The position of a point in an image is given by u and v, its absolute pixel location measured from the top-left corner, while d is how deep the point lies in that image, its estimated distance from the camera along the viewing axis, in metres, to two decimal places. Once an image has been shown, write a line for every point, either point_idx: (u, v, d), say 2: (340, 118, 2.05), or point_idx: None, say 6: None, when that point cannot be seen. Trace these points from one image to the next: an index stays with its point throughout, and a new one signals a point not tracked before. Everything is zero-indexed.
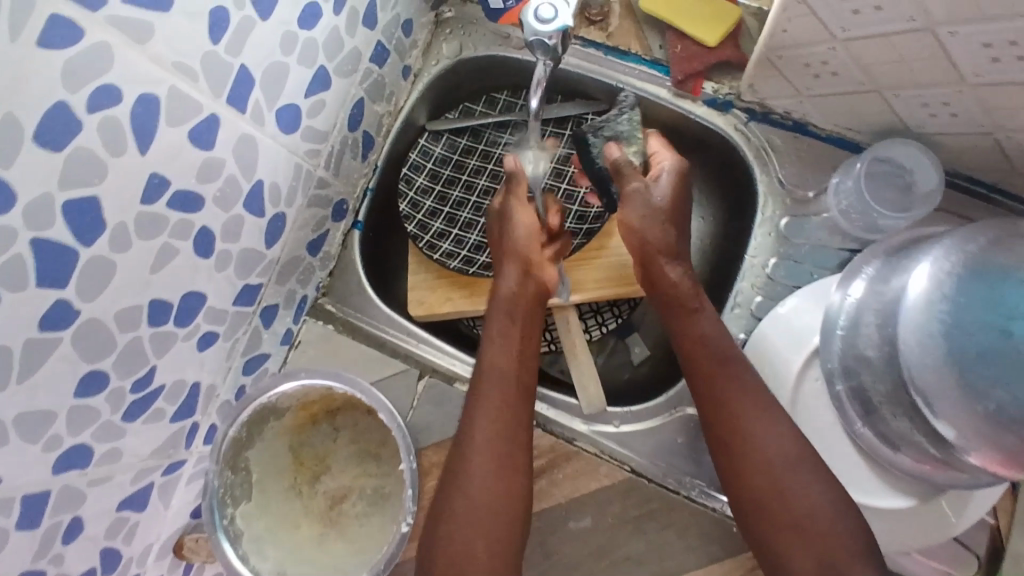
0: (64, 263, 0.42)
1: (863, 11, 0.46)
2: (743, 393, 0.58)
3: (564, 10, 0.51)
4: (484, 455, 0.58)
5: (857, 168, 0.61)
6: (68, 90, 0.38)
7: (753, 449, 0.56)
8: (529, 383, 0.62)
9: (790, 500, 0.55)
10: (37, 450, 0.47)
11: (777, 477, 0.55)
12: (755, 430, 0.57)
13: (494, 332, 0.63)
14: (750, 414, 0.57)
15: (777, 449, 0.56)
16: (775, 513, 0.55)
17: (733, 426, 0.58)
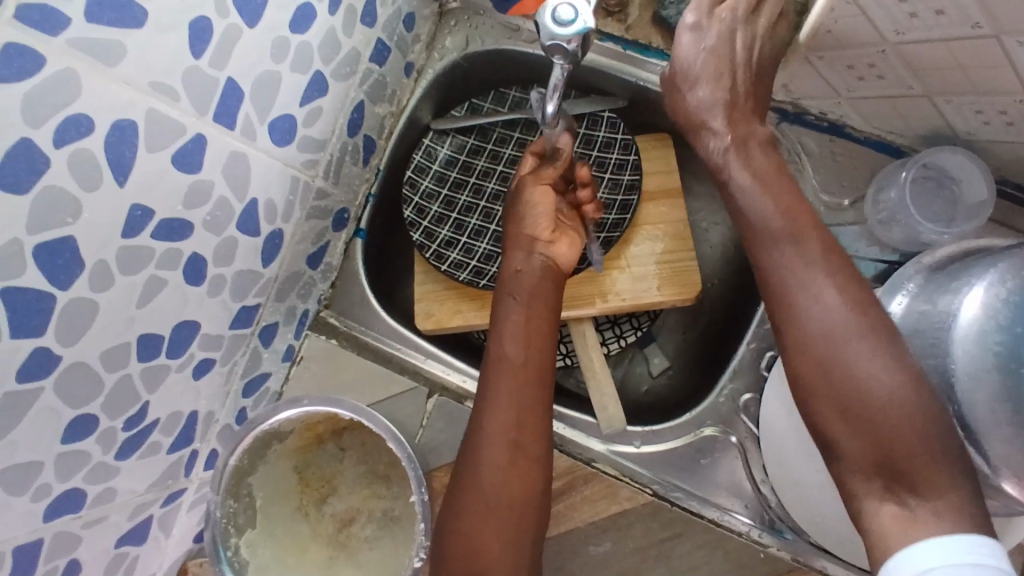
0: (39, 311, 0.39)
1: (921, 13, 0.44)
2: (805, 298, 0.44)
3: (586, 10, 0.46)
4: (492, 473, 0.53)
5: (901, 176, 0.59)
6: (29, 124, 0.34)
7: (800, 312, 0.44)
8: (544, 389, 0.56)
9: (840, 340, 0.43)
10: (24, 501, 0.44)
11: (817, 319, 0.44)
12: (804, 306, 0.44)
13: (505, 327, 0.58)
14: (796, 261, 0.46)
15: (851, 358, 0.42)
16: (819, 343, 0.43)
17: (783, 307, 0.45)
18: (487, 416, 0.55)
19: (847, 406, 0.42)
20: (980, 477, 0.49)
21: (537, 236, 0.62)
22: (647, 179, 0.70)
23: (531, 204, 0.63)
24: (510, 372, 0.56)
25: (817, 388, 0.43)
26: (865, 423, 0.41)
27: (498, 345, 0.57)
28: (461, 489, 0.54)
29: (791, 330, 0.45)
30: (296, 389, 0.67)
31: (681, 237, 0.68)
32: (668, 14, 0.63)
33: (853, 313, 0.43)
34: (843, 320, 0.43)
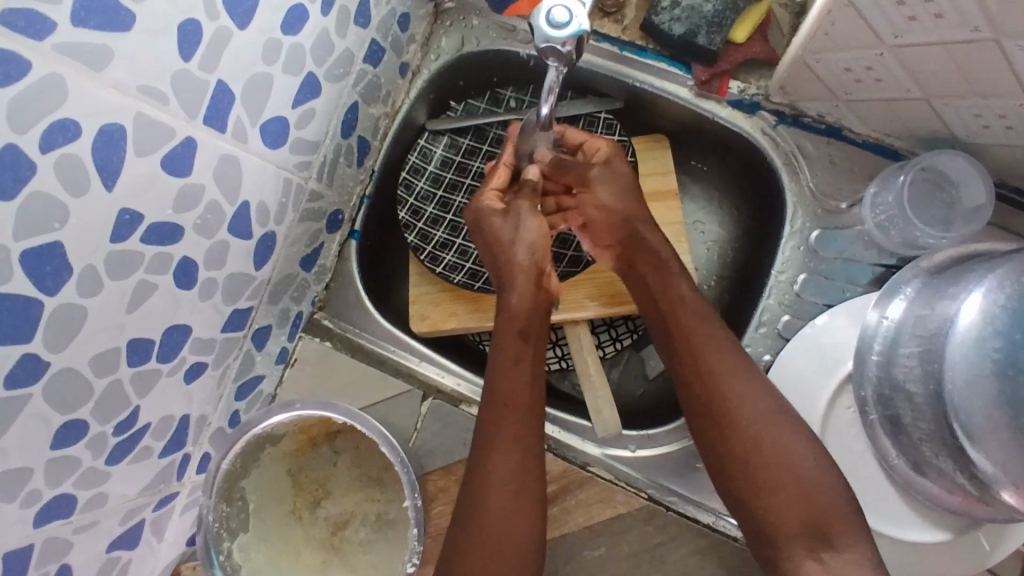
0: (26, 317, 0.38)
1: (920, 17, 0.44)
2: (748, 420, 0.53)
3: (580, 11, 0.46)
4: (495, 522, 0.50)
5: (900, 180, 0.59)
6: (15, 129, 0.34)
7: (738, 411, 0.54)
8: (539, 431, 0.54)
9: (763, 408, 0.54)
10: (14, 508, 0.43)
11: (757, 419, 0.53)
12: (738, 377, 0.55)
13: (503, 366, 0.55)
14: (740, 374, 0.55)
15: (783, 448, 0.52)
16: (755, 446, 0.53)
17: (714, 372, 0.55)
18: (492, 465, 0.51)
19: (781, 504, 0.51)
20: (976, 483, 0.49)
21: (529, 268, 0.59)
22: (643, 180, 0.68)
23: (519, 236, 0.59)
24: (514, 414, 0.53)
25: (733, 422, 0.54)
26: (799, 506, 0.51)
27: (494, 382, 0.55)
28: (462, 535, 0.50)
29: (732, 452, 0.53)
30: (289, 392, 0.67)
31: (678, 240, 0.67)
32: (660, 20, 0.62)
33: (792, 433, 0.53)
34: (773, 421, 0.53)
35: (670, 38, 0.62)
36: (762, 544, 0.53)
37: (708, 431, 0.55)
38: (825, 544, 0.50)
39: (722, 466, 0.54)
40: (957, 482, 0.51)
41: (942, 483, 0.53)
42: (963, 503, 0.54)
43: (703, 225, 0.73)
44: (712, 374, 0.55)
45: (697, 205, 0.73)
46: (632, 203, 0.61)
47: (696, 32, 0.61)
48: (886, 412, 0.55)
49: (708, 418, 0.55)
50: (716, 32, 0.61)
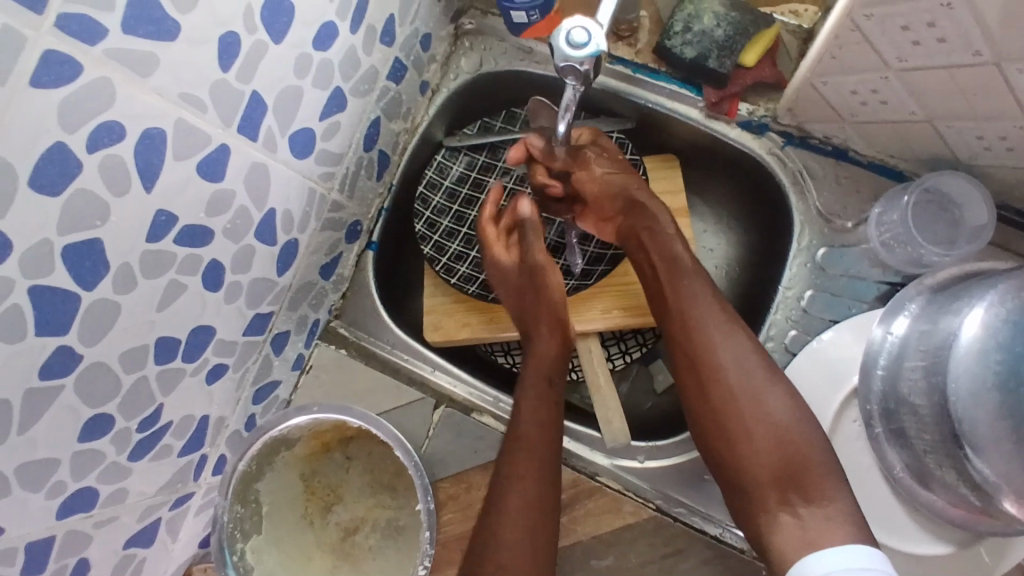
0: (64, 310, 0.40)
1: (924, 41, 0.46)
2: (726, 377, 0.56)
3: (598, 32, 0.48)
4: (511, 544, 0.53)
5: (905, 200, 0.60)
6: (64, 128, 0.36)
7: (721, 367, 0.56)
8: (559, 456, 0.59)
9: (744, 365, 0.56)
10: (40, 498, 0.45)
11: (737, 374, 0.56)
12: (721, 333, 0.57)
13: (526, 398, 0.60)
14: (723, 331, 0.57)
15: (757, 399, 0.55)
16: (734, 399, 0.56)
17: (696, 327, 0.58)
18: (509, 485, 0.56)
19: (753, 452, 0.55)
20: (980, 494, 0.50)
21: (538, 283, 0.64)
22: None
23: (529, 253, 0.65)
24: (531, 443, 0.58)
25: (715, 378, 0.57)
26: (769, 454, 0.54)
27: (518, 416, 0.59)
28: (478, 555, 0.53)
29: (709, 404, 0.57)
30: (305, 398, 0.68)
31: None
32: (672, 44, 0.65)
33: (770, 387, 0.55)
34: (752, 375, 0.56)
35: (682, 59, 0.65)
36: (734, 485, 0.56)
37: (690, 384, 0.58)
38: (801, 494, 0.53)
39: (702, 415, 0.57)
40: (962, 494, 0.52)
41: (946, 497, 0.54)
42: (967, 517, 0.55)
43: (711, 243, 0.75)
44: (695, 330, 0.58)
45: (706, 223, 0.75)
46: (628, 177, 0.66)
47: (707, 56, 0.64)
48: (891, 425, 0.56)
49: (693, 374, 0.58)
50: (726, 56, 0.63)
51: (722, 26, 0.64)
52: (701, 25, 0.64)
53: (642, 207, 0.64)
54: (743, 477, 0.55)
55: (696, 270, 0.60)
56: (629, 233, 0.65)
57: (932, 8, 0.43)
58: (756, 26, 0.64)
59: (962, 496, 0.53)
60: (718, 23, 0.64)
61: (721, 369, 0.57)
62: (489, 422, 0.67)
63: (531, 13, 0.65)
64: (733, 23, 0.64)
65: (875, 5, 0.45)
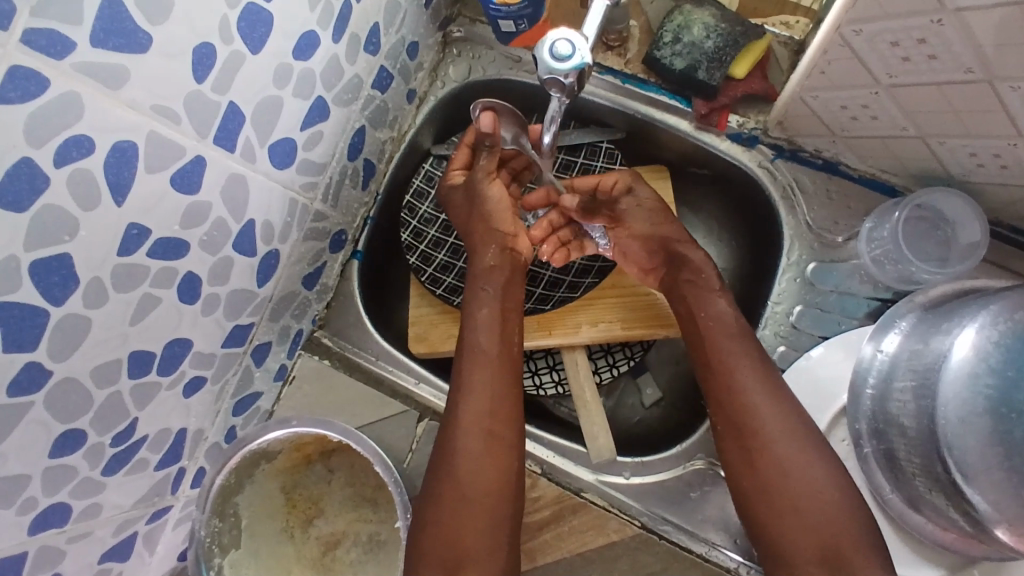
0: (31, 326, 0.39)
1: (914, 58, 0.45)
2: (775, 451, 0.54)
3: (583, 45, 0.47)
4: (468, 456, 0.56)
5: (895, 216, 0.60)
6: (30, 143, 0.35)
7: (769, 437, 0.55)
8: (515, 370, 0.60)
9: (793, 435, 0.55)
10: (9, 515, 0.44)
11: (784, 445, 0.54)
12: (770, 397, 0.56)
13: (479, 317, 0.61)
14: (771, 400, 0.56)
15: (805, 470, 0.53)
16: (782, 469, 0.54)
17: (744, 395, 0.56)
18: (462, 403, 0.57)
19: (799, 525, 0.53)
20: (969, 520, 0.49)
21: (504, 230, 0.66)
22: None
23: (494, 196, 0.65)
24: (484, 360, 0.59)
25: (761, 438, 0.55)
26: (816, 527, 0.52)
27: (472, 333, 0.60)
28: (437, 472, 0.56)
29: (753, 466, 0.55)
30: (287, 409, 0.67)
31: None
32: (661, 55, 0.64)
33: (817, 461, 0.54)
34: (802, 447, 0.54)
35: (671, 70, 0.64)
36: (771, 556, 0.54)
37: (737, 457, 0.56)
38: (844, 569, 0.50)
39: (752, 487, 0.55)
40: (951, 519, 0.52)
41: (935, 520, 0.54)
42: (956, 540, 0.54)
43: None
44: (741, 398, 0.56)
45: (696, 236, 0.74)
46: (668, 226, 0.66)
47: (696, 67, 0.63)
48: (880, 445, 0.55)
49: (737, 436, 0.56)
50: (716, 68, 0.62)
51: (713, 35, 0.63)
52: (690, 36, 0.63)
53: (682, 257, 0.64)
54: (784, 552, 0.53)
55: (743, 332, 0.59)
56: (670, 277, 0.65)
57: (921, 25, 0.42)
58: (747, 38, 0.63)
59: (951, 520, 0.52)
60: (707, 34, 0.63)
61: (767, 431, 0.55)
62: None
63: (520, 22, 0.65)
64: (723, 33, 0.63)
65: (863, 22, 0.45)
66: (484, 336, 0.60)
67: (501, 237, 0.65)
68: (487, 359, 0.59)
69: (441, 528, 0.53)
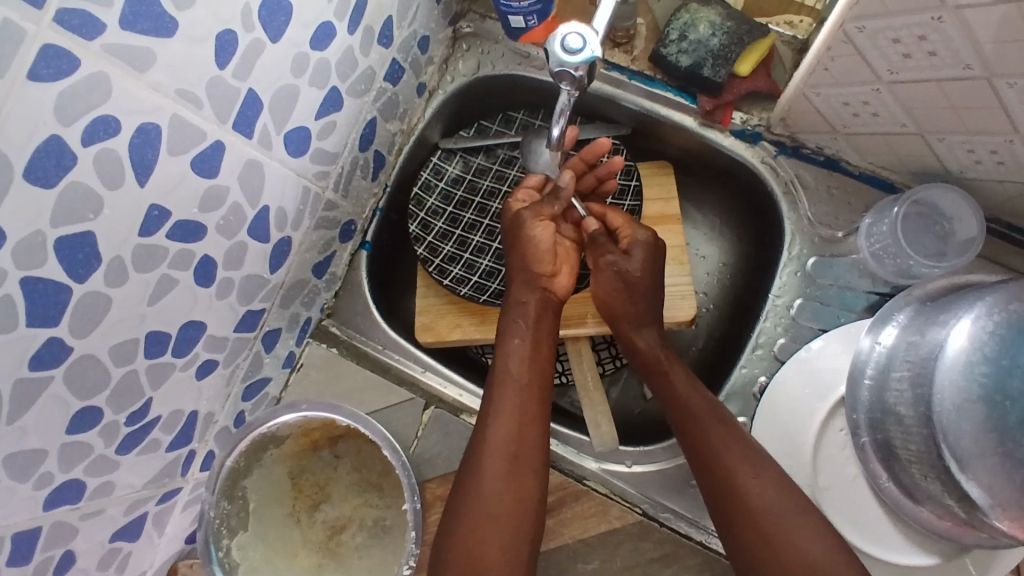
0: (55, 301, 0.40)
1: (915, 55, 0.47)
2: (756, 493, 0.54)
3: (593, 39, 0.48)
4: (494, 476, 0.56)
5: (894, 211, 0.61)
6: (59, 121, 0.36)
7: (744, 489, 0.54)
8: (546, 401, 0.60)
9: (770, 487, 0.54)
10: (27, 489, 0.45)
11: (757, 495, 0.54)
12: (743, 456, 0.55)
13: (511, 346, 0.61)
14: (749, 450, 0.56)
15: (785, 517, 0.52)
16: (770, 509, 0.53)
17: (728, 435, 0.56)
18: (491, 426, 0.58)
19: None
20: (964, 506, 0.51)
21: (542, 271, 0.64)
22: (646, 205, 0.71)
23: (539, 241, 0.63)
24: (515, 389, 0.59)
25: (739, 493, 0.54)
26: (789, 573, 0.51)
27: (503, 362, 0.61)
28: (464, 493, 0.56)
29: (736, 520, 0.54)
30: (294, 395, 0.68)
31: (678, 261, 0.69)
32: (667, 52, 0.65)
33: (807, 518, 0.52)
34: (790, 500, 0.53)
35: (677, 68, 0.65)
36: None
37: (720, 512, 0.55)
38: None
39: (722, 519, 0.55)
40: (947, 506, 0.53)
41: (932, 508, 0.55)
42: (952, 528, 0.56)
43: (703, 250, 0.75)
44: (716, 439, 0.56)
45: (699, 231, 0.75)
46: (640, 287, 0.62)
47: (701, 65, 0.64)
48: (877, 436, 0.56)
49: (716, 493, 0.55)
50: (721, 65, 0.64)
51: (718, 34, 0.65)
52: (696, 34, 0.65)
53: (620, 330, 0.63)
54: None
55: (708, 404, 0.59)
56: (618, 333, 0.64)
57: (923, 21, 0.43)
58: (752, 36, 0.64)
59: (947, 508, 0.53)
60: (713, 32, 0.65)
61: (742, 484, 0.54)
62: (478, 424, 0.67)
63: (529, 18, 0.66)
64: (729, 32, 0.64)
65: (866, 18, 0.46)
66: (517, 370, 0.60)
67: (539, 279, 0.64)
68: (519, 388, 0.59)
69: (463, 544, 0.54)
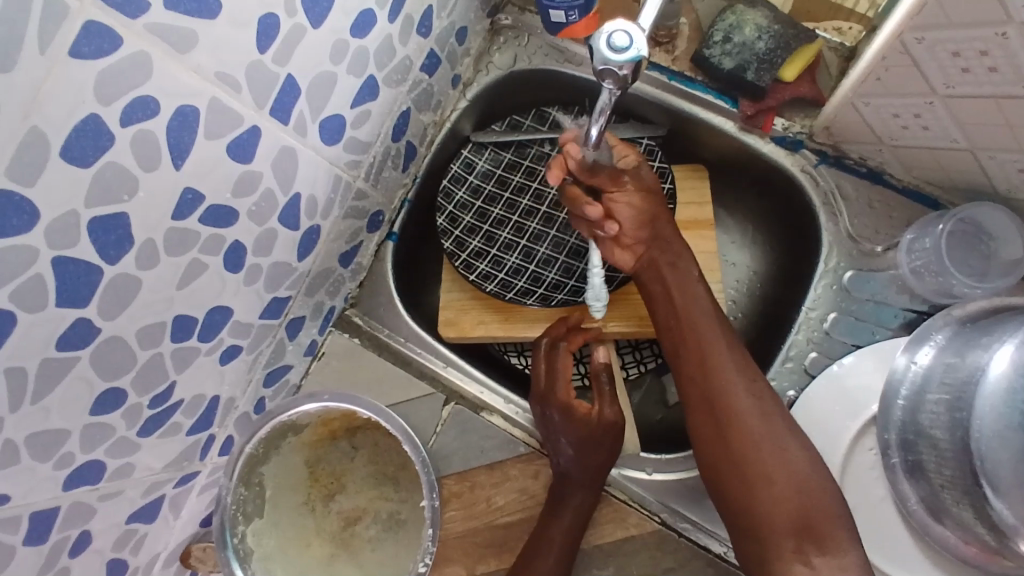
0: (85, 282, 0.40)
1: (974, 69, 0.45)
2: (744, 406, 0.55)
3: (640, 37, 0.47)
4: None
5: (939, 228, 0.59)
6: (100, 100, 0.35)
7: (770, 474, 0.53)
8: (574, 538, 0.59)
9: (799, 470, 0.53)
10: (46, 468, 0.44)
11: (787, 486, 0.52)
12: (738, 374, 0.57)
13: (559, 515, 0.59)
14: (783, 431, 0.54)
15: (799, 476, 0.53)
16: (745, 419, 0.55)
17: (718, 348, 0.58)
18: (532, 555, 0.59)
19: (774, 499, 0.53)
20: (996, 534, 0.49)
21: (605, 458, 0.61)
22: (680, 209, 0.69)
23: (608, 438, 0.61)
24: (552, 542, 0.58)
25: (727, 406, 0.56)
26: (780, 497, 0.52)
27: (546, 522, 0.59)
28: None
29: (724, 436, 0.55)
30: (314, 383, 0.68)
31: (711, 269, 0.68)
32: (710, 53, 0.64)
33: (783, 431, 0.54)
34: (769, 418, 0.55)
35: (721, 71, 0.64)
36: (750, 542, 0.53)
37: (707, 431, 0.56)
38: (820, 543, 0.51)
39: (708, 431, 0.56)
40: (975, 532, 0.52)
41: (959, 533, 0.54)
42: (977, 555, 0.54)
43: (734, 257, 0.74)
44: (741, 411, 0.55)
45: (732, 238, 0.74)
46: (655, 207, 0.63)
47: (745, 68, 0.63)
48: (908, 457, 0.55)
49: (708, 411, 0.56)
50: (766, 70, 0.63)
51: (765, 38, 0.63)
52: (742, 36, 0.64)
53: (660, 240, 0.63)
54: (761, 525, 0.53)
55: (713, 310, 0.60)
56: (648, 266, 0.63)
57: (985, 36, 0.42)
58: (799, 41, 0.63)
59: (975, 534, 0.52)
60: (759, 35, 0.64)
61: (730, 396, 0.56)
62: (497, 423, 0.66)
63: (571, 13, 0.65)
64: (777, 37, 0.63)
65: (927, 29, 0.45)
66: (560, 538, 0.59)
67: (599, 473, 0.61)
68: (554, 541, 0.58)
69: None
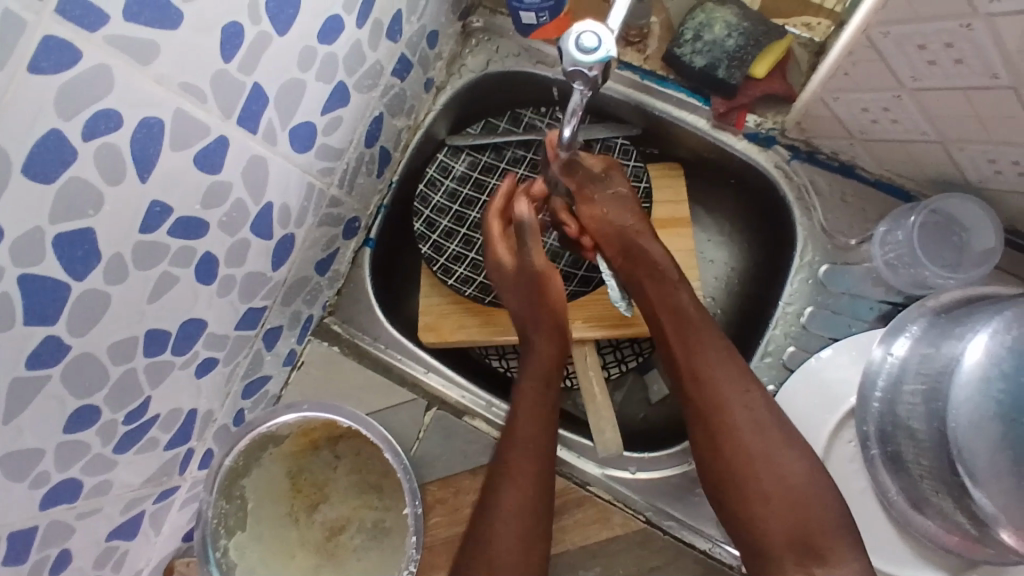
0: (52, 299, 0.39)
1: (940, 62, 0.46)
2: (739, 423, 0.55)
3: (608, 38, 0.47)
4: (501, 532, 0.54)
5: (911, 221, 0.60)
6: (60, 114, 0.35)
7: (768, 491, 0.53)
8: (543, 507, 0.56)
9: (796, 484, 0.53)
10: (21, 489, 0.44)
11: (784, 501, 0.53)
12: (733, 390, 0.56)
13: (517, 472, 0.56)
14: (780, 445, 0.54)
15: (797, 491, 0.53)
16: (741, 436, 0.55)
17: (712, 363, 0.57)
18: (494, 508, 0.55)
19: (771, 516, 0.53)
20: (977, 523, 0.50)
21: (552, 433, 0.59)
22: (656, 207, 0.70)
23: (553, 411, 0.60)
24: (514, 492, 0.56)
25: (721, 423, 0.56)
26: (778, 514, 0.53)
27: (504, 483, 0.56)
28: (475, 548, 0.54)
29: (721, 454, 0.55)
30: (294, 394, 0.67)
31: (688, 267, 0.68)
32: (681, 52, 0.64)
33: (780, 445, 0.54)
34: (766, 433, 0.55)
35: (692, 69, 0.64)
36: (752, 556, 0.54)
37: (705, 448, 0.56)
38: (819, 558, 0.51)
39: (705, 448, 0.56)
40: (956, 521, 0.52)
41: (940, 522, 0.54)
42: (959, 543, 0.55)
43: (711, 254, 0.74)
44: (737, 428, 0.55)
45: (708, 235, 0.74)
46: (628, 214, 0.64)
47: (716, 66, 0.63)
48: (887, 448, 0.56)
49: (705, 428, 0.56)
50: (736, 67, 0.63)
51: (735, 35, 0.63)
52: (711, 34, 0.64)
53: (639, 248, 0.63)
54: (761, 541, 0.53)
55: (704, 320, 0.60)
56: (633, 277, 0.63)
57: (950, 28, 0.43)
58: (769, 37, 0.63)
59: (956, 522, 0.53)
60: (729, 33, 0.63)
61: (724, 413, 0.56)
62: (480, 427, 0.66)
63: (541, 15, 0.65)
64: (747, 34, 0.63)
65: (892, 23, 0.45)
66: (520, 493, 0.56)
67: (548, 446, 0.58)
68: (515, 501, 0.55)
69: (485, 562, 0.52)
